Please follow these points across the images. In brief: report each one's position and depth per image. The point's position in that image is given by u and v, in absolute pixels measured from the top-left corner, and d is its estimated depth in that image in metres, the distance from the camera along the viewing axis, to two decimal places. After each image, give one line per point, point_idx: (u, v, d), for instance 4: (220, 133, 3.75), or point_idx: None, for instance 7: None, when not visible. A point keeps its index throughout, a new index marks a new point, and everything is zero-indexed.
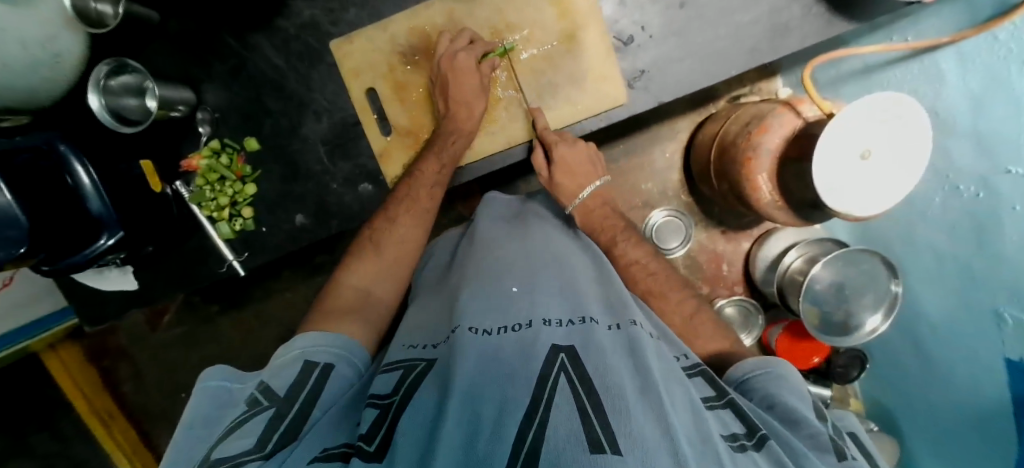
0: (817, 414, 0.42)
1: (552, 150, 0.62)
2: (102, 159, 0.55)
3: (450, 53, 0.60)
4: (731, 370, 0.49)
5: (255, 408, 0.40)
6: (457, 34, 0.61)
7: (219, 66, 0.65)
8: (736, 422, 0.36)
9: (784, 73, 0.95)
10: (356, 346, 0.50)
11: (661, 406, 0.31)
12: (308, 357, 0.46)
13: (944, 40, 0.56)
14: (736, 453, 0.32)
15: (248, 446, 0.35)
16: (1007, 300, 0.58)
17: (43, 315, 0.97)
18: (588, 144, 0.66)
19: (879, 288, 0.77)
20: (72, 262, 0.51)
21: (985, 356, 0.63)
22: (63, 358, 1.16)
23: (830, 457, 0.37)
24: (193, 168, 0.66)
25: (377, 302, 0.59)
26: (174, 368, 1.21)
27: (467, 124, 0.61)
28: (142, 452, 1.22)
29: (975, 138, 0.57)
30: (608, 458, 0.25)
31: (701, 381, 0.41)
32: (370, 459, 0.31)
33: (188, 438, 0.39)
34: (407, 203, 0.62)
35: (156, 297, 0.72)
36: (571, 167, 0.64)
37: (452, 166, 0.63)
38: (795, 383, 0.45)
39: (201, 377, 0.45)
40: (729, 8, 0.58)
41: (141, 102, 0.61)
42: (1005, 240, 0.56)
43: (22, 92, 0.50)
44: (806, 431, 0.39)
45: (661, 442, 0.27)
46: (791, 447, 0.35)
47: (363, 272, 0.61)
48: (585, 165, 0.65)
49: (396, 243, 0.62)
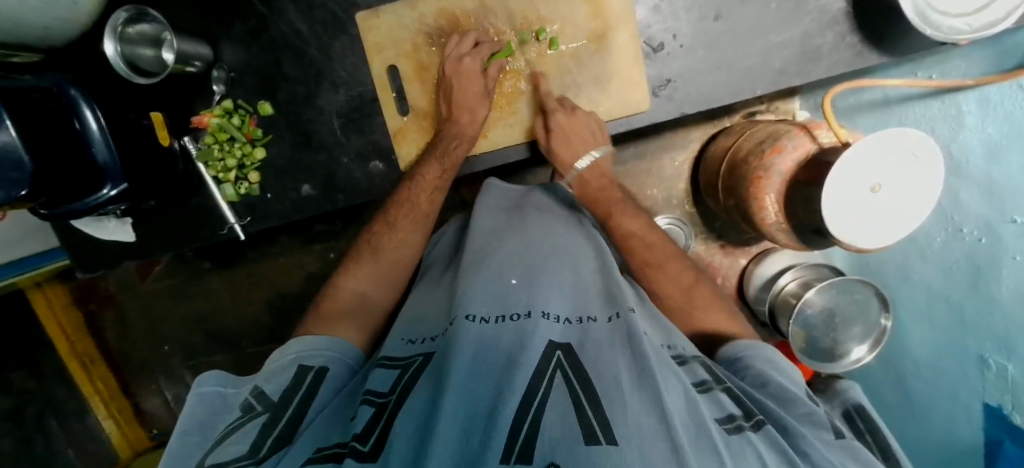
0: (807, 396, 0.43)
1: (548, 118, 0.60)
2: (112, 106, 0.53)
3: (453, 58, 0.60)
4: (722, 351, 0.50)
5: (249, 414, 0.40)
6: (461, 37, 0.61)
7: (240, 26, 0.64)
8: (734, 406, 0.37)
9: (804, 96, 0.95)
10: (351, 348, 0.51)
11: (658, 391, 0.31)
12: (303, 361, 0.47)
13: (969, 82, 0.57)
14: (731, 435, 0.32)
15: (241, 452, 0.36)
16: (992, 346, 0.60)
17: (19, 258, 0.93)
18: (578, 108, 0.61)
19: (869, 320, 0.79)
20: (73, 209, 0.52)
21: (963, 396, 0.65)
22: (51, 298, 1.16)
23: (826, 432, 0.38)
24: (204, 125, 0.64)
25: (377, 308, 0.59)
26: (161, 319, 1.20)
27: (469, 128, 0.61)
28: (119, 399, 1.23)
29: (985, 184, 0.58)
30: (604, 450, 0.25)
31: (698, 368, 0.42)
32: (364, 459, 0.30)
33: (184, 445, 0.39)
34: (407, 207, 0.63)
35: (152, 251, 0.72)
36: (568, 135, 0.60)
37: (453, 172, 0.63)
38: (783, 367, 0.46)
39: (196, 382, 0.45)
40: (763, 28, 0.57)
41: (157, 53, 0.59)
42: (1002, 290, 0.57)
43: (36, 29, 0.49)
44: (801, 410, 0.40)
45: (659, 430, 0.27)
46: (789, 428, 0.36)
47: (363, 277, 0.61)
48: (584, 135, 0.61)
49: (395, 247, 0.63)
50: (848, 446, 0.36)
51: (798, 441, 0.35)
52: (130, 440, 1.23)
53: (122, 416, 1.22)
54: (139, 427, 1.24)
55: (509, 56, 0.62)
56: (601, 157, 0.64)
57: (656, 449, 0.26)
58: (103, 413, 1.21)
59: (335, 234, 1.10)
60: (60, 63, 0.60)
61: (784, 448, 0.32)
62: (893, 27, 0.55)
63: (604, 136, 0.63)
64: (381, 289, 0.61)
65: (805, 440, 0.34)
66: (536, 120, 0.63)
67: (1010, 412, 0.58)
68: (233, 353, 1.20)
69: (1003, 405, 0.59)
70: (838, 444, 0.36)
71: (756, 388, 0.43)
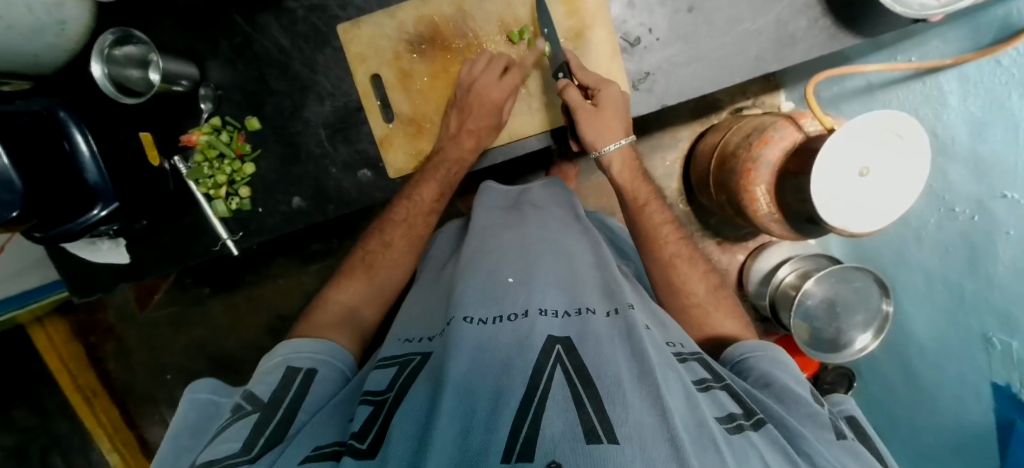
0: (813, 396, 0.42)
1: (599, 88, 0.58)
2: (102, 129, 0.54)
3: (471, 81, 0.61)
4: (727, 350, 0.50)
5: (239, 414, 0.40)
6: (481, 58, 0.62)
7: (225, 44, 0.65)
8: (734, 404, 0.36)
9: (787, 88, 0.97)
10: (342, 351, 0.51)
11: (659, 391, 0.31)
12: (291, 363, 0.47)
13: (947, 62, 0.58)
14: (731, 434, 0.31)
15: (234, 449, 0.35)
16: (995, 324, 0.59)
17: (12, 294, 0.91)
18: (625, 93, 0.60)
19: (871, 308, 0.78)
20: (65, 231, 0.51)
21: (970, 378, 0.64)
22: (51, 334, 1.16)
23: (828, 433, 0.37)
24: (192, 143, 0.65)
25: (367, 323, 0.59)
26: (161, 347, 1.20)
27: (470, 153, 0.63)
28: (123, 432, 1.21)
29: (973, 161, 0.57)
30: (605, 450, 0.24)
31: (696, 366, 0.41)
32: (361, 458, 0.30)
33: (174, 447, 0.39)
34: (405, 227, 0.65)
35: (144, 272, 0.72)
36: (607, 110, 0.58)
37: (448, 194, 0.65)
38: (790, 367, 0.46)
39: (189, 388, 0.45)
40: (737, 16, 0.58)
41: (144, 73, 0.60)
42: (1001, 268, 0.56)
43: (25, 56, 0.50)
44: (804, 410, 0.39)
45: (659, 427, 0.27)
46: (788, 429, 0.35)
47: (351, 291, 0.61)
48: (616, 118, 0.59)
49: (389, 266, 0.63)
50: (850, 448, 0.36)
51: (798, 443, 0.34)
52: None
53: (127, 449, 1.21)
54: (145, 459, 1.23)
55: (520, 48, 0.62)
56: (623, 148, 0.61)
57: (658, 449, 0.25)
58: (108, 446, 1.20)
59: (332, 252, 1.11)
60: (50, 89, 0.61)
61: (783, 447, 0.32)
62: (863, 10, 0.56)
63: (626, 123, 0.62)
64: (372, 306, 0.61)
65: (804, 440, 0.34)
66: (570, 90, 0.57)
67: (1019, 390, 0.56)
68: (235, 378, 1.19)
69: (1011, 385, 0.58)
70: (839, 446, 0.36)
71: (759, 388, 0.43)
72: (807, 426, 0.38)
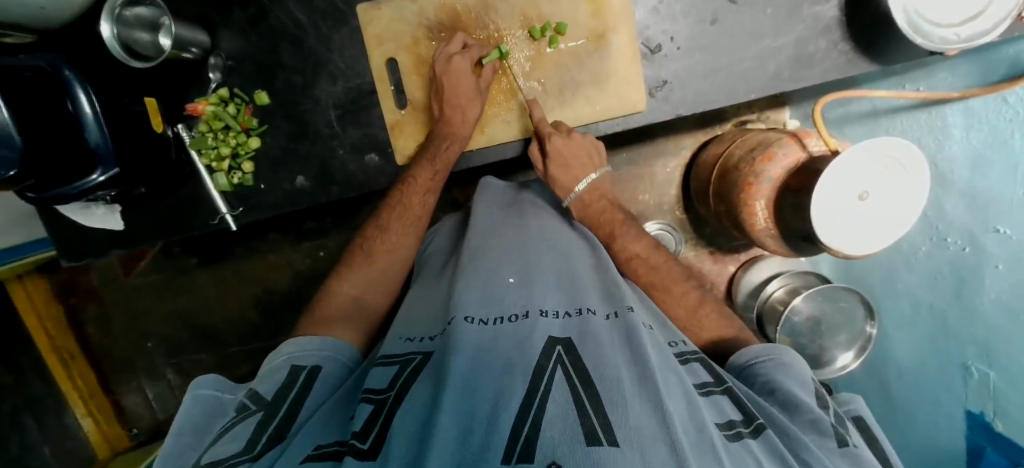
0: (819, 401, 0.43)
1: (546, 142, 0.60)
2: (106, 90, 0.52)
3: (443, 58, 0.61)
4: (735, 357, 0.51)
5: (243, 414, 0.40)
6: (451, 39, 0.62)
7: (239, 14, 0.64)
8: (733, 410, 0.37)
9: (793, 106, 0.98)
10: (345, 346, 0.51)
11: (658, 395, 0.31)
12: (296, 361, 0.46)
13: (954, 94, 0.59)
14: (731, 441, 0.32)
15: (236, 449, 0.35)
16: (975, 354, 0.61)
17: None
18: (589, 135, 0.63)
19: (854, 328, 0.80)
20: (60, 193, 0.50)
21: (944, 403, 0.66)
22: (30, 291, 1.13)
23: (829, 441, 0.38)
24: (198, 113, 0.64)
25: (365, 309, 0.59)
26: (144, 314, 1.18)
27: (461, 127, 0.62)
28: (99, 397, 1.19)
29: (969, 196, 0.59)
30: (605, 451, 0.25)
31: (698, 368, 0.42)
32: (365, 458, 0.30)
33: (177, 446, 0.38)
34: (399, 211, 0.64)
35: (141, 240, 0.71)
36: (566, 158, 0.61)
37: (445, 170, 0.63)
38: (798, 371, 0.46)
39: (191, 386, 0.44)
40: (759, 32, 0.58)
41: (153, 37, 0.58)
42: (985, 299, 0.58)
43: (31, 9, 0.48)
44: (806, 417, 0.40)
45: (659, 431, 0.28)
46: (790, 437, 0.36)
47: (355, 281, 0.62)
48: (581, 156, 0.62)
49: (388, 251, 0.64)
50: (851, 455, 0.37)
51: (799, 451, 0.35)
52: (109, 438, 1.20)
53: (101, 415, 1.19)
54: (120, 426, 1.22)
55: (535, 41, 0.61)
56: (598, 180, 0.64)
57: (657, 451, 0.26)
58: (81, 411, 1.17)
59: (325, 232, 1.10)
60: (53, 43, 0.59)
61: (780, 450, 0.33)
62: (883, 37, 0.57)
63: (599, 155, 0.64)
64: (375, 296, 0.61)
65: (806, 450, 0.35)
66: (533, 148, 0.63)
67: (991, 419, 0.59)
68: (217, 350, 1.18)
69: (985, 413, 0.60)
70: (840, 454, 0.37)
71: (764, 395, 0.44)
72: (808, 434, 0.39)
